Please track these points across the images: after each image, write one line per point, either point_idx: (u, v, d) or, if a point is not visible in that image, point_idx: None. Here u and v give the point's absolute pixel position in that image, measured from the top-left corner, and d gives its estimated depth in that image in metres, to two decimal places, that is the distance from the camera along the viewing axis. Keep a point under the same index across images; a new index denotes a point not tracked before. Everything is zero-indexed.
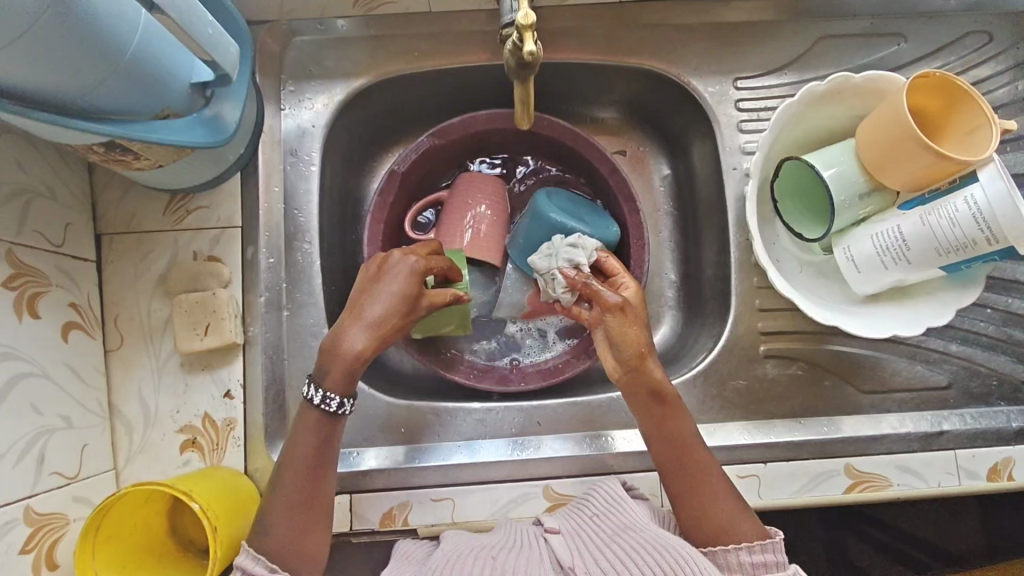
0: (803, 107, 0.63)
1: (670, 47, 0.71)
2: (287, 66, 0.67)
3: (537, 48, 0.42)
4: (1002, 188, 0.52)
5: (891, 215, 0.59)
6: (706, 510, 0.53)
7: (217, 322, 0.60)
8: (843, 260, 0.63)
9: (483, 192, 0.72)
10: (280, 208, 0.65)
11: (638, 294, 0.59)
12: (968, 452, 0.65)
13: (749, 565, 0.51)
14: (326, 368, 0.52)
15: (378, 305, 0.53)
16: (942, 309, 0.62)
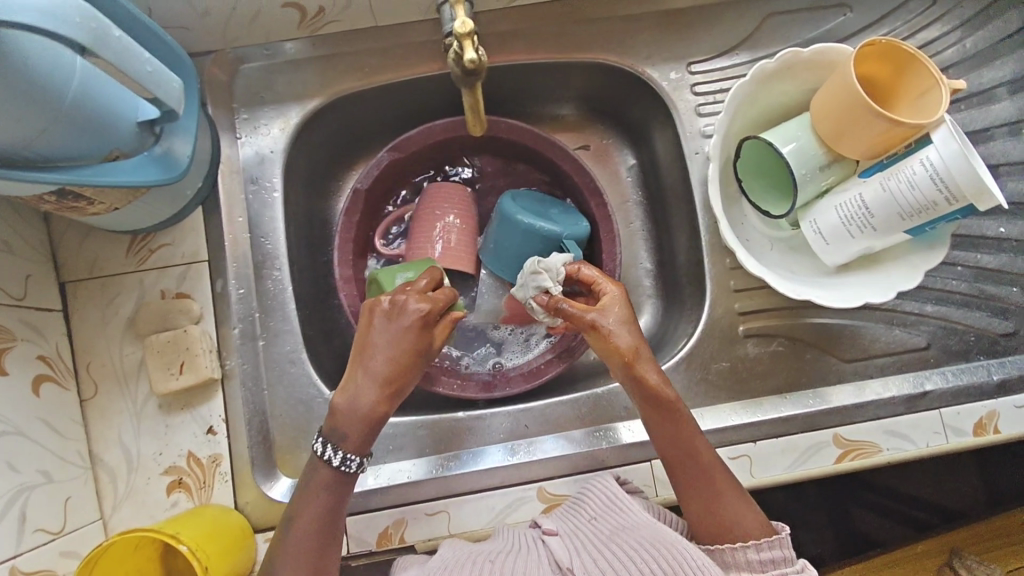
0: (756, 86, 0.63)
1: (621, 39, 0.72)
2: (239, 95, 0.67)
3: (477, 56, 0.41)
4: (955, 148, 0.53)
5: (852, 184, 0.60)
6: (715, 509, 0.53)
7: (191, 360, 0.59)
8: (810, 233, 0.63)
9: (450, 201, 0.72)
10: (246, 238, 0.64)
11: (620, 299, 0.58)
12: (952, 410, 0.65)
13: (756, 562, 0.51)
14: (343, 431, 0.51)
15: (381, 358, 0.52)
16: (910, 273, 0.62)
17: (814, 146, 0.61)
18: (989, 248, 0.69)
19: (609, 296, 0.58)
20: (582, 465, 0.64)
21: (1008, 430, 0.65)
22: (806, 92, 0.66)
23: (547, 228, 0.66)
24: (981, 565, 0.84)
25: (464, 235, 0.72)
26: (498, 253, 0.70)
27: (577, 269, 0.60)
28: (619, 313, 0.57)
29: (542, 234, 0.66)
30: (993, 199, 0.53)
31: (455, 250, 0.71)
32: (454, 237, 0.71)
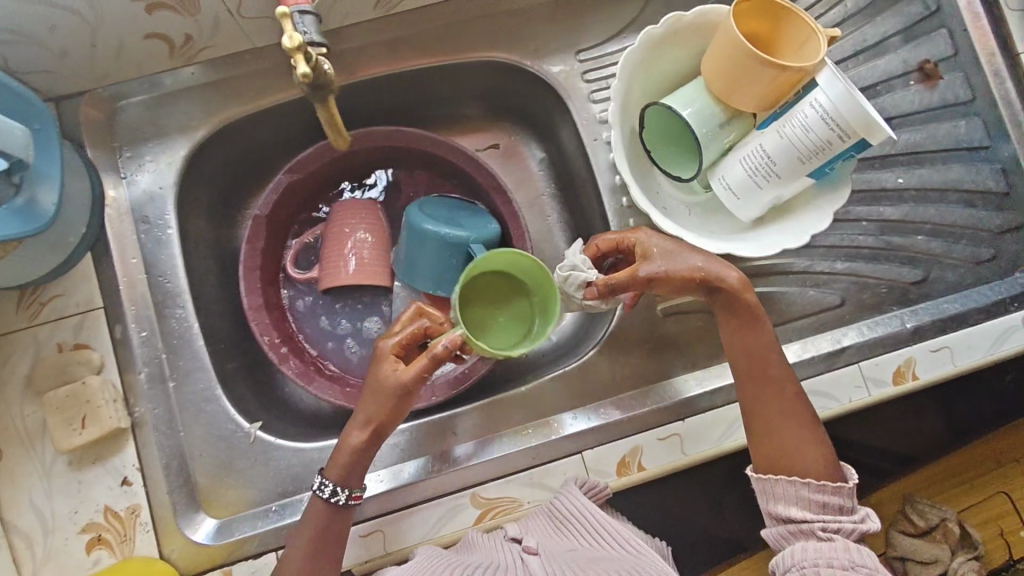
0: (648, 52, 0.63)
1: (508, 34, 0.71)
2: (120, 134, 0.65)
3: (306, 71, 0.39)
4: (840, 87, 0.52)
5: (754, 135, 0.59)
6: (770, 437, 0.58)
7: (94, 412, 0.57)
8: (721, 189, 0.62)
9: (358, 216, 0.71)
10: (142, 279, 0.62)
11: (660, 249, 0.59)
12: (871, 362, 0.66)
13: (811, 500, 0.56)
14: (332, 464, 0.56)
15: (368, 407, 0.55)
16: (821, 216, 0.61)
17: (710, 103, 0.61)
18: (889, 200, 0.71)
19: (650, 244, 0.59)
20: (515, 466, 0.63)
21: (926, 375, 0.66)
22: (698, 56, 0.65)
23: (453, 234, 0.65)
24: (933, 508, 0.86)
25: (376, 248, 0.71)
26: (408, 262, 0.68)
27: (598, 244, 0.60)
28: (686, 251, 0.59)
29: (447, 241, 0.65)
30: (883, 131, 0.53)
31: (368, 264, 0.70)
32: (365, 252, 0.70)
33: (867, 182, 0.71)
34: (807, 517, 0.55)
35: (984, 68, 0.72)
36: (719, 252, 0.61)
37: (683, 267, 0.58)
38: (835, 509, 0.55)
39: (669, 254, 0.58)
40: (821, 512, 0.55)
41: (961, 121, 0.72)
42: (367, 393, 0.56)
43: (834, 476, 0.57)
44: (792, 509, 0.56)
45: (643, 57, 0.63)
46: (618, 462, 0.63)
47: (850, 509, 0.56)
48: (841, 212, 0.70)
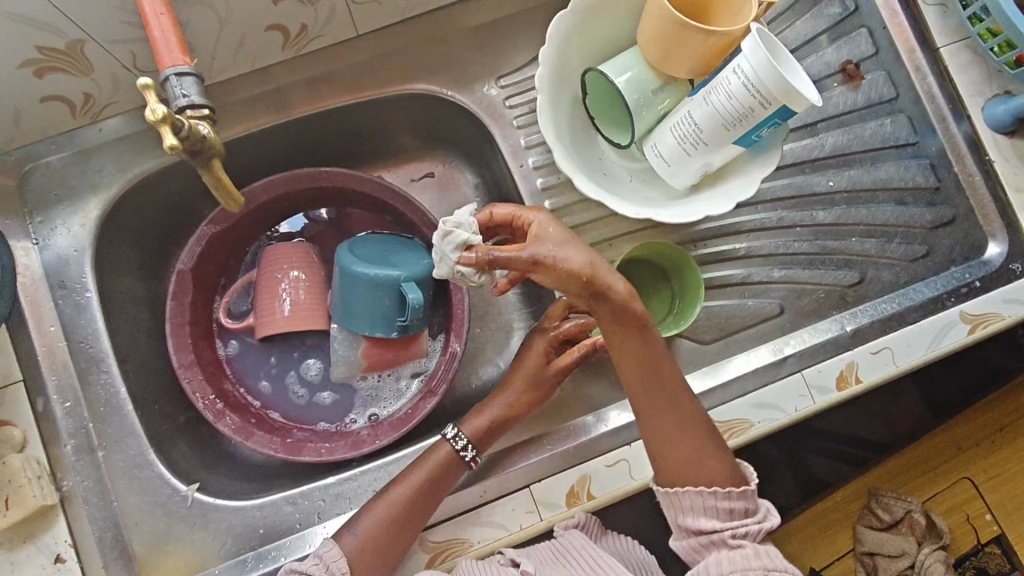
0: (583, 18, 0.60)
1: (427, 65, 0.70)
2: (30, 198, 0.63)
3: (171, 144, 0.38)
4: (760, 53, 0.52)
5: (683, 104, 0.59)
6: (677, 443, 0.56)
7: (17, 492, 0.55)
8: (653, 157, 0.62)
9: (290, 260, 0.69)
10: (62, 347, 0.61)
11: (556, 225, 0.55)
12: (813, 370, 0.66)
13: (716, 508, 0.55)
14: (469, 424, 0.62)
15: (524, 379, 0.63)
16: (747, 183, 0.60)
17: (645, 71, 0.61)
18: (821, 204, 0.71)
19: (541, 230, 0.54)
20: (462, 504, 0.62)
21: (869, 377, 0.66)
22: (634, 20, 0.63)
23: (385, 272, 0.63)
24: (898, 500, 0.87)
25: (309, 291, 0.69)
26: (344, 303, 0.66)
27: (492, 214, 0.57)
28: (577, 241, 0.54)
29: (379, 280, 0.64)
30: (804, 98, 0.53)
31: (301, 309, 0.68)
32: (299, 296, 0.69)
33: (797, 189, 0.71)
34: (715, 527, 0.55)
35: (906, 64, 0.72)
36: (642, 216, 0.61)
37: (573, 263, 0.52)
38: (739, 513, 0.55)
39: (559, 244, 0.53)
40: (727, 520, 0.55)
41: (886, 120, 0.72)
42: (516, 372, 0.64)
43: (737, 482, 0.56)
44: (700, 520, 0.55)
45: (576, 39, 0.61)
46: (566, 492, 0.62)
47: (751, 512, 0.56)
48: (774, 220, 0.70)
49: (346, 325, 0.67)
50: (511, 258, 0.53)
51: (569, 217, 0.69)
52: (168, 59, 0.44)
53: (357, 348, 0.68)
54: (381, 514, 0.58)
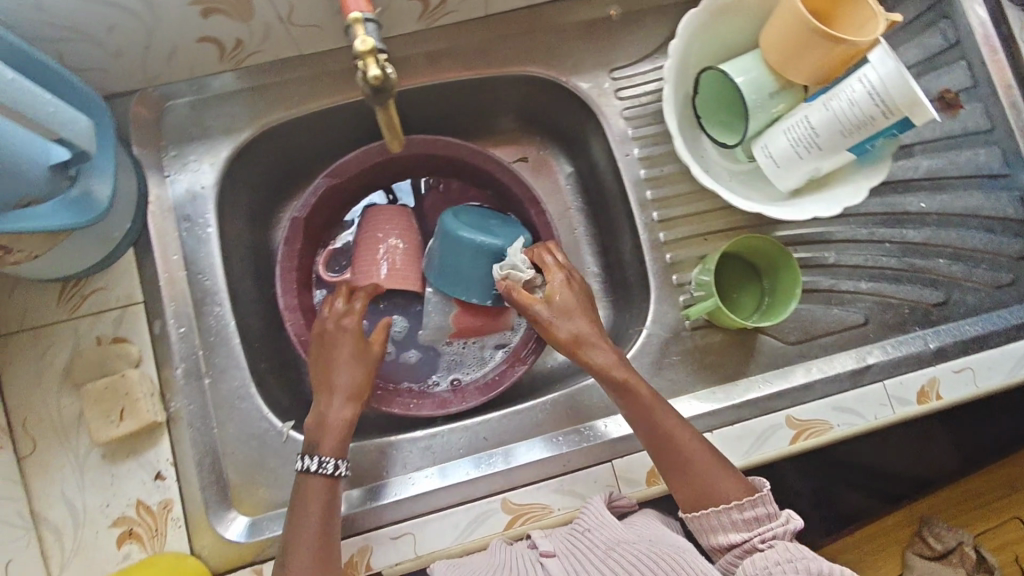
0: (712, 18, 0.63)
1: (544, 52, 0.73)
2: (166, 133, 0.66)
3: (380, 73, 0.41)
4: (891, 65, 0.54)
5: (799, 109, 0.61)
6: (691, 472, 0.57)
7: (133, 405, 0.58)
8: (762, 158, 0.64)
9: (393, 221, 0.72)
10: (182, 276, 0.64)
11: (568, 288, 0.62)
12: (894, 381, 0.67)
13: (739, 522, 0.55)
14: (319, 442, 0.58)
15: (343, 373, 0.60)
16: (856, 190, 0.62)
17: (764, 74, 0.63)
18: (912, 223, 0.73)
19: (557, 292, 0.62)
20: (543, 472, 0.64)
21: (949, 395, 0.67)
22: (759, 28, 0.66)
23: (492, 241, 0.66)
24: (950, 531, 0.87)
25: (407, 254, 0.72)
26: (446, 268, 0.69)
27: (538, 256, 0.64)
28: (580, 308, 0.62)
29: (485, 248, 0.66)
30: (926, 112, 0.55)
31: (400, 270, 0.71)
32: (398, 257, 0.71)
33: (890, 206, 0.73)
34: (744, 539, 0.55)
35: (1004, 99, 0.74)
36: (751, 211, 0.64)
37: (565, 331, 0.60)
38: (763, 519, 0.55)
39: (563, 308, 0.61)
40: (755, 529, 0.55)
41: (981, 150, 0.74)
42: (342, 363, 0.60)
43: (750, 491, 0.56)
44: (732, 535, 0.56)
45: (700, 37, 0.64)
46: (647, 470, 0.64)
47: (772, 516, 0.55)
48: (865, 234, 0.72)
49: (447, 289, 0.69)
50: (523, 307, 0.62)
51: (667, 209, 0.71)
52: (353, 6, 0.48)
53: (447, 314, 0.71)
54: (311, 526, 0.54)
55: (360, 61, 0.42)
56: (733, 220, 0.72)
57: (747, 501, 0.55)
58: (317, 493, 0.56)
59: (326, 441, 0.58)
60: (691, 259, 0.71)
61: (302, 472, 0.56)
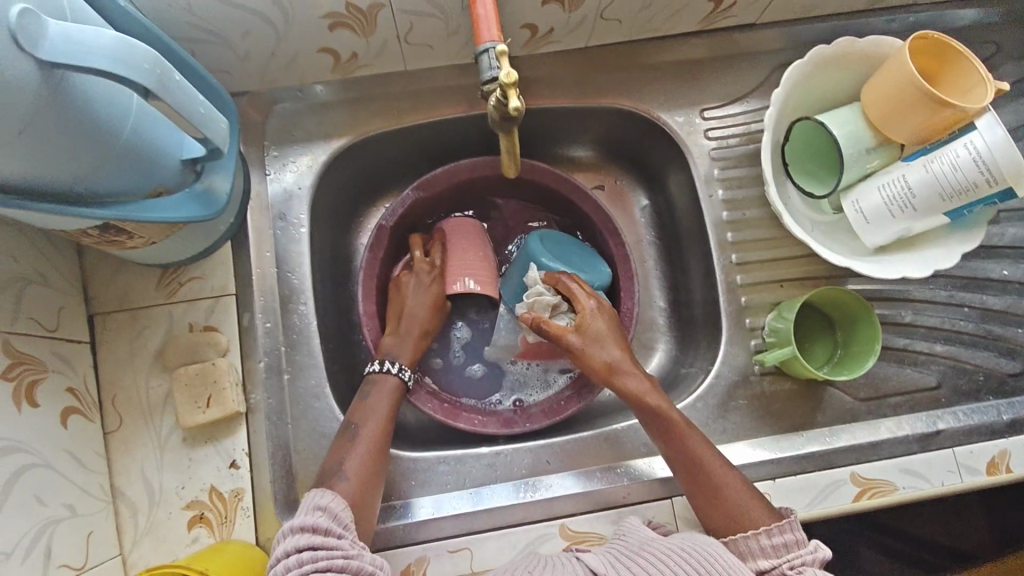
0: (812, 70, 0.65)
1: (636, 86, 0.74)
2: (270, 133, 0.69)
3: (520, 105, 0.44)
4: (1000, 134, 0.55)
5: (896, 167, 0.61)
6: (720, 498, 0.56)
7: (219, 393, 0.60)
8: (852, 212, 0.63)
9: (474, 241, 0.73)
10: (273, 273, 0.66)
11: (595, 313, 0.64)
12: (965, 449, 0.66)
13: (767, 547, 0.53)
14: (394, 354, 0.65)
15: (416, 303, 0.68)
16: (947, 254, 0.62)
17: (863, 130, 0.64)
18: (993, 289, 0.72)
19: (589, 321, 0.63)
20: (605, 501, 0.64)
21: (1021, 469, 0.66)
22: (854, 84, 0.67)
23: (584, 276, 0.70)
24: None
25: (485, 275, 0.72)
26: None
27: (560, 282, 0.66)
28: (615, 338, 0.63)
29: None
30: None
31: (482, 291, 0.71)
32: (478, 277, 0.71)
33: (972, 271, 0.72)
34: (773, 565, 0.52)
35: None
36: (839, 264, 0.63)
37: (597, 357, 0.62)
38: (792, 546, 0.52)
39: (597, 337, 0.63)
40: (784, 555, 0.52)
41: None
42: (412, 299, 0.68)
43: (776, 517, 0.55)
44: (761, 561, 0.53)
45: (797, 89, 0.65)
46: None
47: (800, 544, 0.52)
48: (943, 296, 0.71)
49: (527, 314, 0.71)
50: (559, 336, 0.63)
51: (745, 252, 0.72)
52: (486, 34, 0.49)
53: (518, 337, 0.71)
54: (370, 436, 0.58)
55: (499, 90, 0.45)
56: (812, 269, 0.71)
57: (775, 527, 0.53)
58: (389, 391, 0.62)
59: (403, 354, 0.65)
60: (766, 304, 0.71)
61: (381, 373, 0.63)
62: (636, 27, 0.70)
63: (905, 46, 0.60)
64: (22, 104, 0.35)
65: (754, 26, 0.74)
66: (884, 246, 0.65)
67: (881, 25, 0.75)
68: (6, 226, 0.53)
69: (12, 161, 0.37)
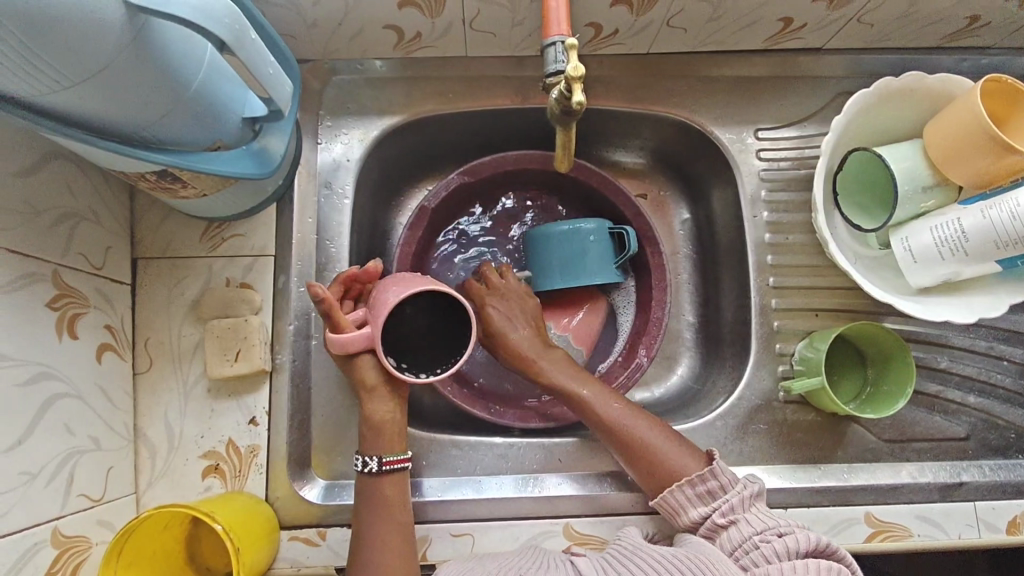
0: (876, 100, 0.63)
1: (693, 97, 0.73)
2: (326, 103, 0.70)
3: (585, 97, 0.45)
4: None
5: (952, 208, 0.59)
6: (639, 451, 0.58)
7: (248, 349, 0.61)
8: (900, 250, 0.62)
9: (383, 296, 0.54)
10: (313, 239, 0.67)
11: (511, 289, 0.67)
12: (987, 504, 0.64)
13: (694, 497, 0.55)
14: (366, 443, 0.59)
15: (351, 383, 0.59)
16: (994, 303, 0.61)
17: (921, 167, 0.62)
18: None
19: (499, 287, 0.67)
20: (612, 508, 0.64)
21: None
22: (917, 121, 0.66)
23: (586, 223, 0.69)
24: None
25: (427, 332, 0.55)
26: (569, 262, 0.70)
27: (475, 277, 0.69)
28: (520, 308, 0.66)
29: (586, 230, 0.69)
30: None
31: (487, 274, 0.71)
32: (413, 334, 0.55)
33: (1018, 324, 0.70)
34: (704, 515, 0.54)
35: None
36: (884, 302, 0.62)
37: (496, 322, 0.65)
38: (716, 493, 0.54)
39: (502, 300, 0.66)
40: (711, 502, 0.54)
41: None
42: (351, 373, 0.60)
43: (701, 463, 0.56)
44: (692, 513, 0.55)
45: (859, 118, 0.64)
46: None
47: (728, 487, 0.54)
48: (983, 346, 0.69)
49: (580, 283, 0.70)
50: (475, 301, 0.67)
51: (784, 277, 0.71)
52: (555, 26, 0.50)
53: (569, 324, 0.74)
54: (383, 534, 0.54)
55: (566, 82, 0.46)
56: (851, 302, 0.70)
57: (695, 476, 0.55)
58: (388, 500, 0.56)
59: (368, 443, 0.58)
60: (798, 331, 0.70)
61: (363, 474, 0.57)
62: (702, 38, 0.69)
63: (975, 86, 0.58)
64: (106, 44, 0.36)
65: (819, 51, 0.73)
66: (930, 287, 0.64)
67: (952, 63, 0.73)
68: (66, 162, 0.54)
69: (88, 98, 0.39)
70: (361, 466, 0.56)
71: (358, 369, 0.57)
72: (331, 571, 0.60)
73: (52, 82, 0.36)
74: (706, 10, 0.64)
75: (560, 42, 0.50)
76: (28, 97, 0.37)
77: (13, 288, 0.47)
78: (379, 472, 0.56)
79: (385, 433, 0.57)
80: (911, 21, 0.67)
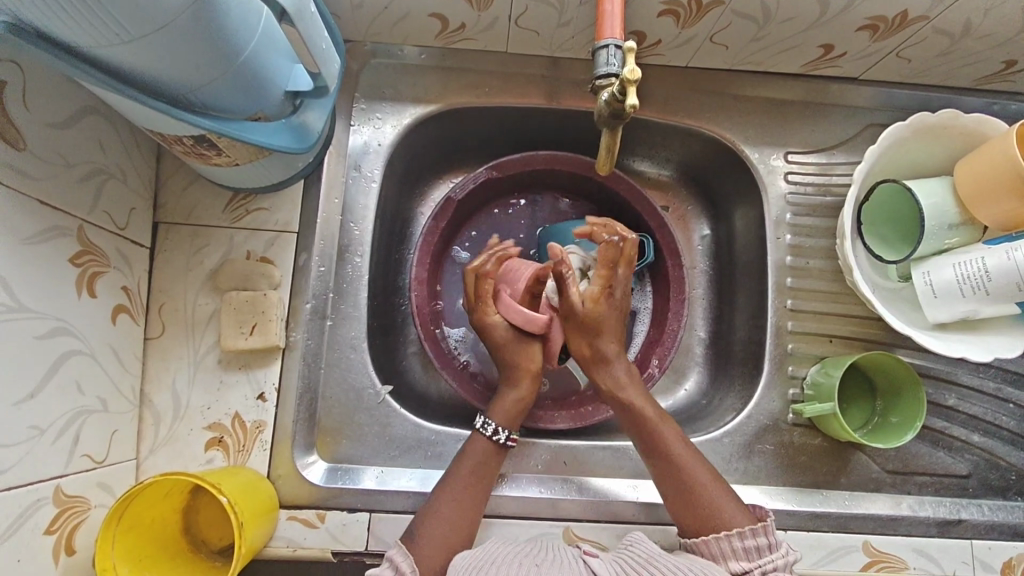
0: (909, 135, 0.64)
1: (727, 115, 0.74)
2: (361, 86, 0.69)
3: (637, 102, 0.46)
4: None
5: (976, 247, 0.59)
6: (697, 502, 0.55)
7: (265, 323, 0.61)
8: (921, 284, 0.62)
9: None
10: (338, 219, 0.67)
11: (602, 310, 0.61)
12: (984, 543, 0.65)
13: (740, 550, 0.51)
14: (499, 411, 0.61)
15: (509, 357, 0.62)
16: (1010, 343, 0.61)
17: (949, 205, 0.63)
18: None
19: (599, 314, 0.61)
20: (613, 515, 0.63)
21: None
22: (944, 160, 0.67)
23: None
24: None
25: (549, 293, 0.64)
26: (586, 257, 0.68)
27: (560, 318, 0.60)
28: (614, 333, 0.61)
29: None
30: None
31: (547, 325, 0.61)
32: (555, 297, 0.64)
33: None
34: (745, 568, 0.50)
35: None
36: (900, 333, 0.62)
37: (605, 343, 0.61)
38: (763, 550, 0.51)
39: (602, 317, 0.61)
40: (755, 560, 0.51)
41: None
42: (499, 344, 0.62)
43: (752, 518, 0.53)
44: (732, 564, 0.51)
45: (891, 151, 0.65)
46: None
47: (771, 548, 0.51)
48: (991, 387, 0.70)
49: None
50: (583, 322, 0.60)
51: (801, 301, 0.71)
52: (607, 32, 0.52)
53: None
54: (453, 505, 0.56)
55: (618, 86, 0.48)
56: (865, 331, 0.71)
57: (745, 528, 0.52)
58: (467, 478, 0.57)
59: (497, 411, 0.61)
60: (811, 356, 0.70)
61: (477, 432, 0.60)
62: (742, 57, 0.70)
63: (1012, 129, 0.59)
64: (174, 3, 0.36)
65: (854, 81, 0.73)
66: (945, 323, 0.64)
67: (981, 105, 0.74)
68: (100, 118, 0.53)
69: (144, 55, 0.38)
70: (493, 432, 0.59)
71: (526, 353, 0.62)
72: (327, 555, 0.60)
73: (115, 36, 0.36)
74: (751, 30, 0.65)
75: (614, 46, 0.52)
76: (87, 47, 0.37)
77: (37, 241, 0.46)
78: (503, 445, 0.59)
79: (516, 409, 0.61)
80: (949, 61, 0.68)
